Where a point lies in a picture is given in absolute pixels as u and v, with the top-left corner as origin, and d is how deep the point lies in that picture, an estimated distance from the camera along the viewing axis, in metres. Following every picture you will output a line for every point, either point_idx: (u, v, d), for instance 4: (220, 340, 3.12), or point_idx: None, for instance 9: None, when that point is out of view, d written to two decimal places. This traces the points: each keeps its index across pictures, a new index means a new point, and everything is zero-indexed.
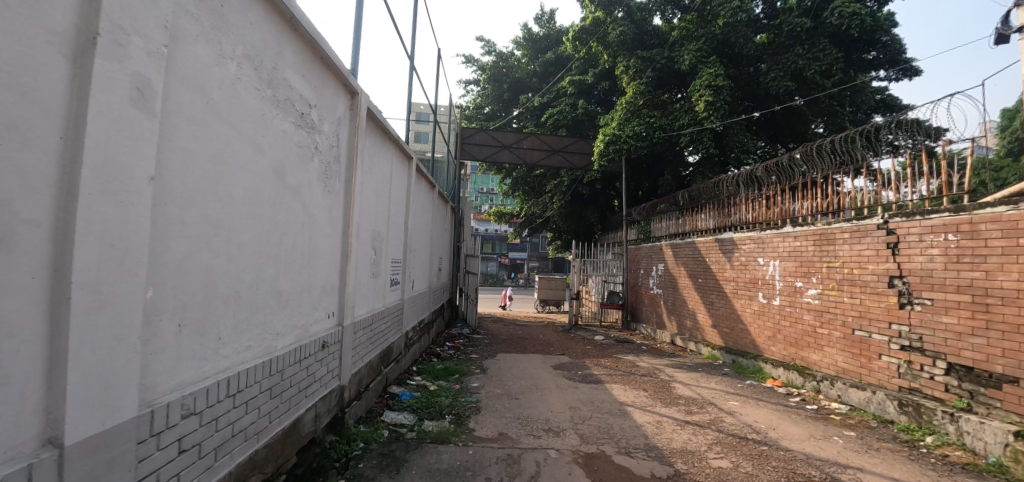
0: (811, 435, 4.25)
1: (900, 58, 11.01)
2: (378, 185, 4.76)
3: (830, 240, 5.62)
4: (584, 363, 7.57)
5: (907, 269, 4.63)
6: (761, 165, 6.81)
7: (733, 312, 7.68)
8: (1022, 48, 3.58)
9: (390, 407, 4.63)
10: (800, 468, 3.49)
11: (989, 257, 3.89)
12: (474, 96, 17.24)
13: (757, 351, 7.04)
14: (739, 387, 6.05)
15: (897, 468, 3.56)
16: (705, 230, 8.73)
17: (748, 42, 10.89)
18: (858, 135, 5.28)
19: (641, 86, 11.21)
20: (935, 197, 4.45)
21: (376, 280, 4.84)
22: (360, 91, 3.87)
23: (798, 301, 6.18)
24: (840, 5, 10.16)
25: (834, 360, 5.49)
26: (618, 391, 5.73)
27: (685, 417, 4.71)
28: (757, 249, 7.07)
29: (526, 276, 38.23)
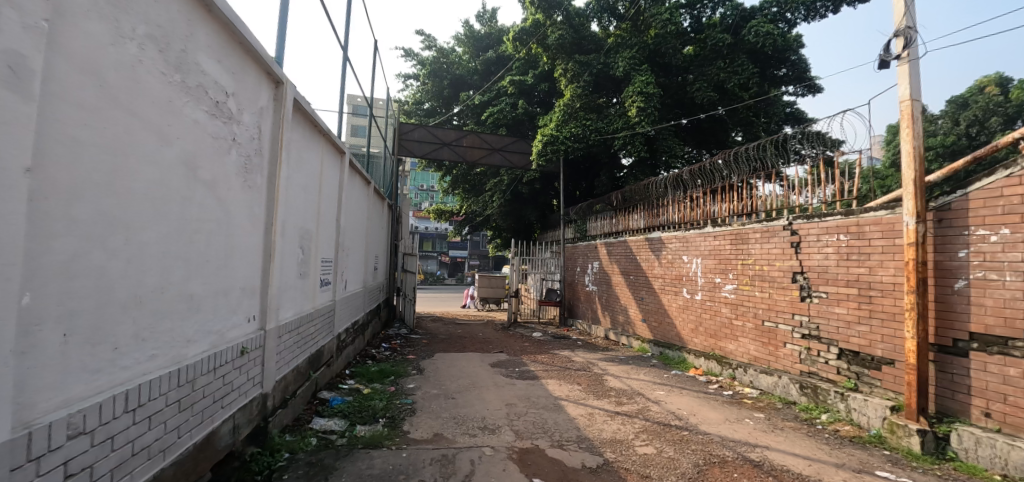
0: (726, 419, 4.60)
1: (806, 75, 12.03)
2: (306, 181, 4.52)
3: (744, 239, 6.10)
4: (522, 360, 7.68)
5: (807, 265, 5.14)
6: (687, 169, 7.21)
7: (660, 307, 8.13)
8: (900, 73, 4.09)
9: (319, 413, 4.43)
10: (716, 450, 3.76)
11: (873, 255, 4.42)
12: (414, 92, 16.92)
13: (681, 342, 7.50)
14: (665, 377, 6.43)
15: (798, 444, 3.93)
16: (636, 230, 9.15)
17: (676, 53, 11.63)
18: (770, 143, 5.75)
19: (578, 89, 11.52)
20: (831, 202, 4.99)
21: (304, 281, 4.59)
22: (286, 80, 3.66)
23: (717, 296, 6.66)
24: (756, 25, 11.10)
25: (748, 349, 5.98)
26: (554, 386, 5.87)
27: (615, 408, 4.93)
28: (682, 247, 7.53)
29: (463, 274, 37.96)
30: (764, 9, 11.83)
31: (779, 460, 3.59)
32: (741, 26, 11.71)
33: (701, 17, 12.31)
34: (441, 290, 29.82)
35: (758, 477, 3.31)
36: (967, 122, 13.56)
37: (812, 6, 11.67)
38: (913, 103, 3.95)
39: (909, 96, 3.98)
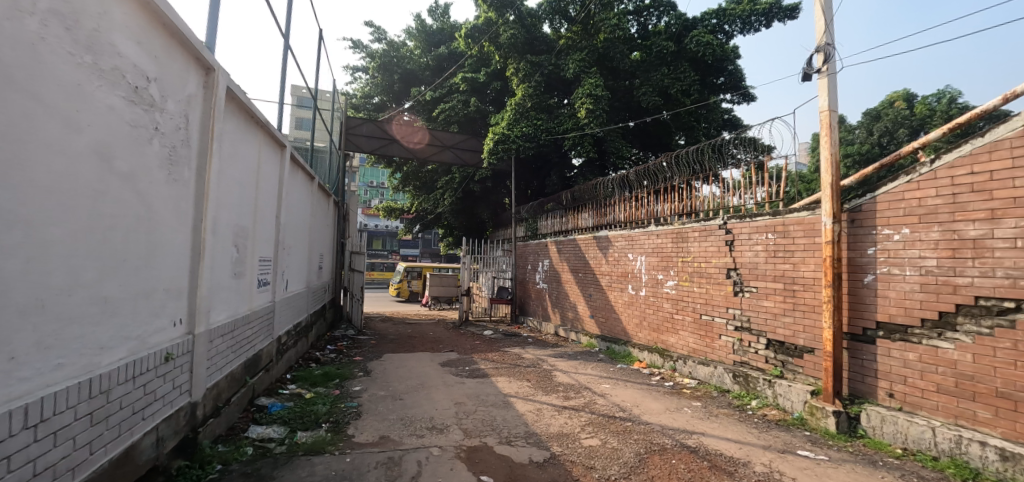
0: (667, 408, 4.82)
1: (741, 84, 12.76)
2: (242, 175, 4.27)
3: (684, 237, 6.40)
4: (473, 358, 7.66)
5: (740, 261, 5.47)
6: (633, 169, 7.46)
7: (607, 303, 8.37)
8: (821, 85, 4.42)
9: (256, 421, 4.20)
10: (656, 439, 3.93)
11: (796, 252, 4.77)
12: (363, 85, 16.41)
13: (627, 337, 7.77)
14: (611, 370, 6.64)
15: (730, 429, 4.19)
16: (585, 228, 9.37)
17: (623, 58, 11.83)
18: (709, 146, 6.02)
19: (529, 89, 11.62)
20: (764, 203, 5.33)
21: (239, 281, 4.33)
22: (218, 67, 3.42)
23: (659, 291, 6.96)
24: (697, 34, 11.69)
25: (687, 341, 6.29)
26: (503, 383, 5.90)
27: (562, 403, 5.03)
28: (627, 245, 7.79)
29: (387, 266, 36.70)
30: (705, 20, 12.47)
31: (713, 446, 3.80)
32: (684, 34, 12.35)
33: (647, 25, 12.83)
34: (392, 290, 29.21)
35: (694, 462, 3.49)
36: (879, 133, 14.91)
37: (748, 19, 12.42)
38: (831, 114, 4.30)
39: (827, 107, 4.33)
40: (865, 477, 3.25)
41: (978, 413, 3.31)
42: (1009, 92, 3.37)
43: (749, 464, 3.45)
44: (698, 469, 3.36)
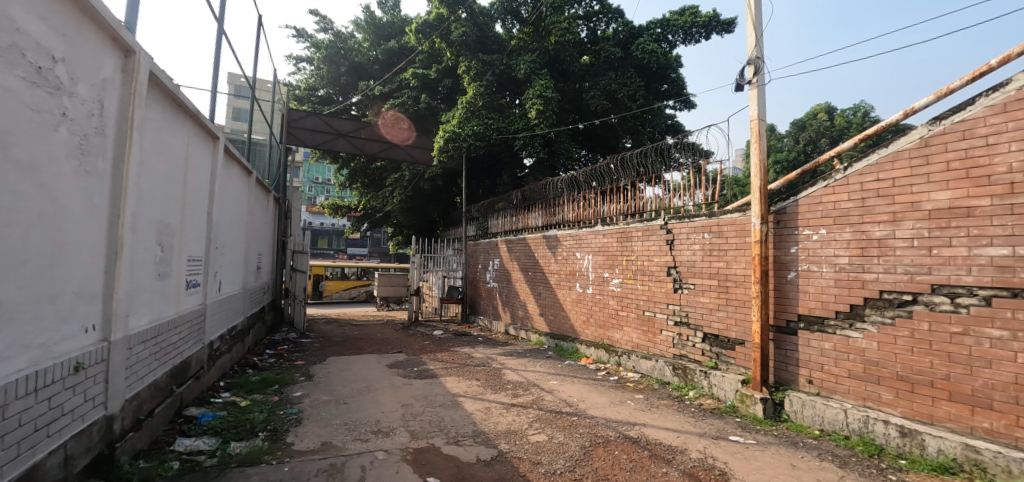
0: (611, 401, 4.99)
1: (682, 92, 13.21)
2: (167, 168, 3.95)
3: (629, 236, 6.64)
4: (421, 359, 7.53)
5: (679, 260, 5.75)
6: (582, 171, 7.61)
7: (556, 301, 8.51)
8: (752, 94, 4.73)
9: (183, 433, 3.91)
10: (600, 431, 4.05)
11: (729, 251, 5.08)
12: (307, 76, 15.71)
13: (575, 334, 7.94)
14: (559, 367, 6.77)
15: (668, 419, 4.40)
16: (535, 228, 9.48)
17: (573, 61, 12.42)
18: (653, 149, 6.21)
19: (480, 88, 11.53)
20: (706, 204, 5.57)
21: (163, 283, 4.01)
22: (139, 49, 3.15)
23: (605, 289, 7.17)
24: (643, 42, 12.21)
25: (631, 337, 6.52)
26: (452, 383, 5.84)
27: (511, 401, 5.06)
28: (575, 244, 7.96)
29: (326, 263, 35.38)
30: (650, 29, 12.99)
31: (653, 435, 3.98)
32: (631, 41, 12.85)
33: (596, 30, 13.15)
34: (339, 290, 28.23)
35: (635, 452, 3.63)
36: (805, 142, 16.02)
37: (690, 31, 13.06)
38: (760, 122, 4.61)
39: (757, 116, 4.64)
40: (787, 457, 3.53)
41: (883, 395, 3.67)
42: (909, 108, 3.78)
43: (685, 452, 3.64)
44: (639, 459, 3.50)
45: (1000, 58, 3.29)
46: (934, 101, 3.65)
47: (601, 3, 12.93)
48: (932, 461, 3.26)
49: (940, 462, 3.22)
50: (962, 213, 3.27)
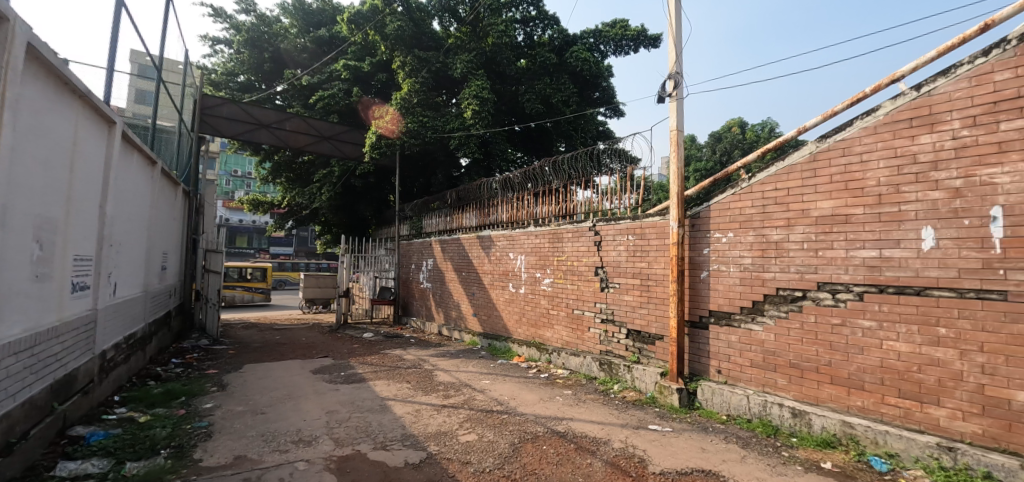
0: (541, 398, 5.11)
1: (613, 100, 13.85)
2: (48, 153, 3.48)
3: (560, 237, 6.84)
4: (349, 363, 7.23)
5: (606, 260, 6.01)
6: (518, 172, 7.68)
7: (489, 301, 8.56)
8: (672, 106, 5.06)
9: (67, 456, 3.46)
10: (530, 428, 4.14)
11: (650, 252, 5.40)
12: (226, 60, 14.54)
13: (507, 334, 8.03)
14: (492, 366, 6.82)
15: (594, 412, 4.59)
16: (468, 228, 9.46)
17: (510, 64, 12.41)
18: (586, 153, 6.36)
19: (415, 84, 11.26)
20: (633, 208, 5.84)
21: (43, 285, 3.53)
22: (15, 18, 2.76)
23: (537, 288, 7.32)
24: (576, 51, 12.69)
25: (561, 335, 6.72)
26: (381, 387, 5.68)
27: (442, 402, 5.02)
28: (509, 245, 8.05)
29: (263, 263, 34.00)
30: (583, 38, 13.48)
31: (579, 428, 4.13)
32: (565, 49, 13.28)
33: (532, 35, 13.38)
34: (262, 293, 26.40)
35: (562, 445, 3.76)
36: (721, 153, 17.51)
37: (620, 43, 13.70)
38: (678, 132, 4.96)
39: (676, 127, 4.98)
40: (699, 442, 3.82)
41: (778, 381, 4.09)
42: (802, 126, 4.25)
43: (608, 442, 3.82)
44: (566, 452, 3.63)
45: (874, 86, 3.79)
46: (822, 121, 4.13)
47: (537, 9, 13.18)
48: (817, 437, 3.69)
49: (823, 438, 3.66)
50: (841, 219, 3.74)
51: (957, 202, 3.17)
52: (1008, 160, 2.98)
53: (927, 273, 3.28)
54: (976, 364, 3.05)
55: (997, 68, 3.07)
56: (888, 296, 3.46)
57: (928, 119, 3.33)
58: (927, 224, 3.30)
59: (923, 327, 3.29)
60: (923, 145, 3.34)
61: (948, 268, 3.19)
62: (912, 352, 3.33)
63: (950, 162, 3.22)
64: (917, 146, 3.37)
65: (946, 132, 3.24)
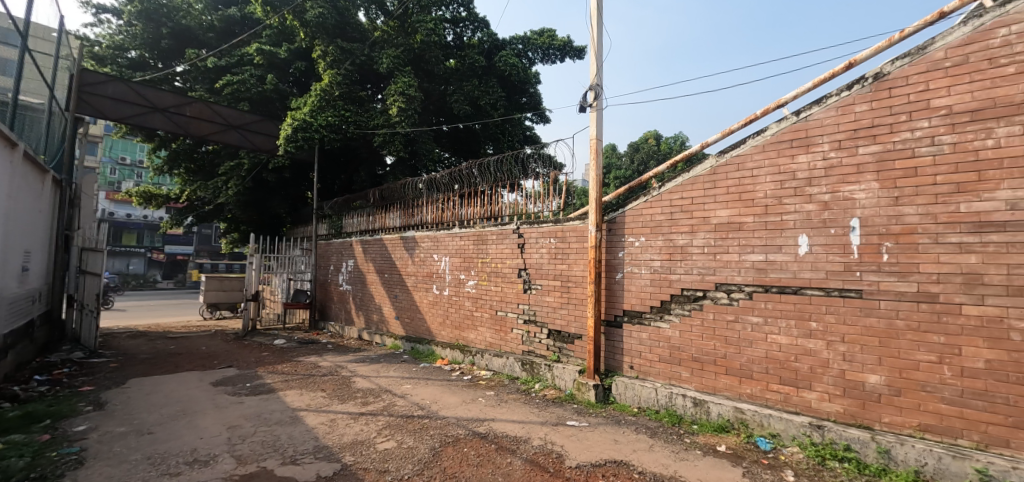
0: (463, 400, 5.10)
1: (540, 106, 14.06)
2: None
3: (484, 240, 6.87)
4: (256, 373, 6.70)
5: (529, 262, 6.15)
6: (445, 172, 7.60)
7: (412, 303, 8.38)
8: (593, 116, 5.31)
9: None
10: (450, 431, 4.12)
11: (571, 254, 5.62)
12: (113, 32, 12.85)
13: (431, 336, 7.92)
14: (414, 370, 6.70)
15: (515, 412, 4.68)
16: (392, 229, 9.19)
17: (438, 63, 12.24)
18: (512, 157, 6.46)
19: (337, 76, 10.73)
20: (555, 213, 6.02)
21: None
22: None
23: (461, 290, 7.30)
24: (505, 55, 12.78)
25: (485, 336, 6.77)
26: (293, 397, 5.32)
27: (359, 410, 4.82)
28: (433, 246, 7.93)
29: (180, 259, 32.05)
30: (512, 44, 13.67)
31: (500, 429, 4.19)
32: (495, 52, 13.37)
33: (462, 36, 13.35)
34: (155, 297, 23.66)
35: (483, 446, 3.79)
36: (639, 163, 18.64)
37: (547, 51, 14.09)
38: (597, 141, 5.21)
39: (596, 136, 5.23)
40: (612, 434, 4.04)
41: (682, 373, 4.44)
42: (705, 141, 4.66)
43: (528, 440, 3.92)
44: (486, 452, 3.66)
45: (763, 109, 4.26)
46: (721, 137, 4.56)
47: (467, 11, 13.14)
48: (714, 423, 4.07)
49: (719, 423, 4.04)
50: (736, 226, 4.15)
51: (826, 214, 3.66)
52: (865, 179, 3.51)
53: (803, 274, 3.75)
54: (839, 353, 3.55)
55: (858, 101, 3.58)
56: (773, 295, 3.90)
57: (804, 141, 3.82)
58: (803, 232, 3.77)
59: (799, 322, 3.75)
60: (800, 164, 3.82)
61: (819, 270, 3.67)
62: (790, 344, 3.78)
63: (821, 179, 3.71)
64: (796, 164, 3.85)
65: (818, 153, 3.74)
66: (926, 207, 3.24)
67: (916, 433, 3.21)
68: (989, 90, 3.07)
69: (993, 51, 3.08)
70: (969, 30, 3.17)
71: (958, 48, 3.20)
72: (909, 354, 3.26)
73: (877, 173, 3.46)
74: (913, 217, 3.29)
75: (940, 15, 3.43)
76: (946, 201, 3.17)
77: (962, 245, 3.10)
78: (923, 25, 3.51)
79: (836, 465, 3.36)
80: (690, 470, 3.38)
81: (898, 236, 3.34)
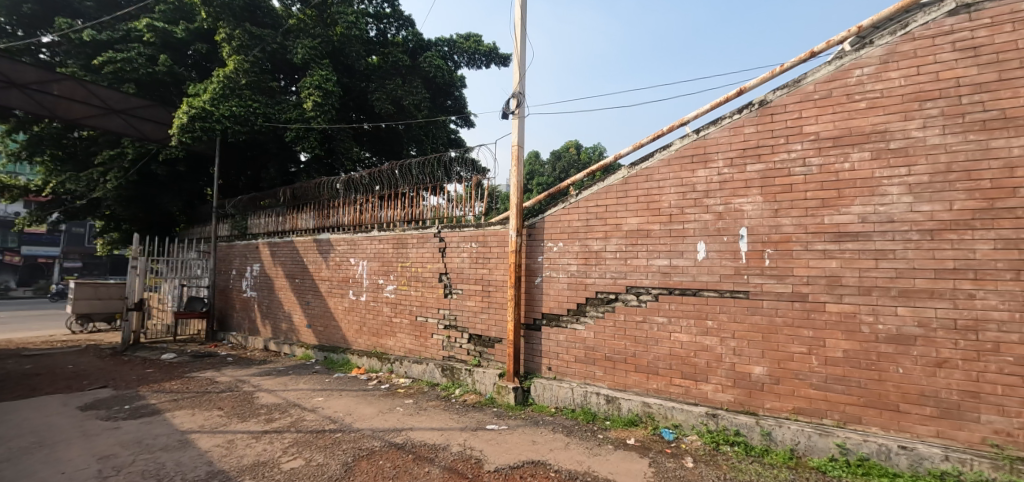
0: (380, 411, 4.91)
1: (464, 110, 14.07)
2: None
3: (404, 243, 6.70)
4: (138, 393, 5.92)
5: (450, 266, 6.10)
6: (365, 172, 7.32)
7: (326, 310, 7.91)
8: (515, 123, 5.42)
9: None
10: (365, 444, 3.96)
11: (491, 258, 5.67)
12: None
13: (346, 345, 7.55)
14: (327, 382, 6.34)
15: (435, 419, 4.60)
16: (304, 230, 8.64)
17: (359, 58, 11.74)
18: (436, 160, 6.37)
19: (244, 64, 9.88)
20: (478, 217, 6.03)
21: None
22: None
23: (379, 296, 7.03)
24: (429, 57, 12.58)
25: (404, 343, 6.60)
26: (182, 419, 4.78)
27: (263, 427, 4.46)
28: (349, 250, 7.57)
29: (46, 259, 28.01)
30: (437, 45, 13.52)
31: (417, 438, 4.10)
32: (419, 52, 13.14)
33: (386, 32, 12.97)
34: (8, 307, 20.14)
35: (399, 458, 3.68)
36: (560, 171, 19.30)
37: (473, 56, 14.11)
38: (518, 148, 5.31)
39: (517, 143, 5.34)
40: (530, 435, 4.13)
41: (596, 372, 4.66)
42: (618, 153, 4.94)
43: (447, 447, 3.88)
44: (402, 463, 3.56)
45: (669, 126, 4.62)
46: (633, 150, 4.86)
47: (391, 7, 12.81)
48: (624, 418, 4.31)
49: (628, 418, 4.29)
50: (644, 233, 4.45)
51: (720, 223, 4.06)
52: (751, 194, 3.94)
53: (701, 277, 4.12)
54: (730, 348, 3.93)
55: (747, 123, 4.01)
56: (676, 297, 4.23)
57: (703, 157, 4.20)
58: (701, 239, 4.13)
59: (697, 320, 4.10)
60: (700, 178, 4.20)
61: (714, 273, 4.05)
62: (691, 341, 4.12)
63: (716, 192, 4.10)
64: (696, 177, 4.22)
65: (714, 168, 4.13)
66: (800, 219, 3.71)
67: (791, 415, 3.65)
68: (848, 121, 3.60)
69: (850, 88, 3.61)
70: (833, 69, 3.69)
71: (825, 83, 3.71)
72: (786, 347, 3.70)
73: (761, 188, 3.90)
74: (789, 227, 3.75)
75: (810, 54, 3.96)
76: (815, 214, 3.65)
77: (826, 252, 3.60)
78: (798, 61, 4.02)
79: (728, 449, 3.71)
80: (603, 464, 3.55)
81: (777, 243, 3.79)
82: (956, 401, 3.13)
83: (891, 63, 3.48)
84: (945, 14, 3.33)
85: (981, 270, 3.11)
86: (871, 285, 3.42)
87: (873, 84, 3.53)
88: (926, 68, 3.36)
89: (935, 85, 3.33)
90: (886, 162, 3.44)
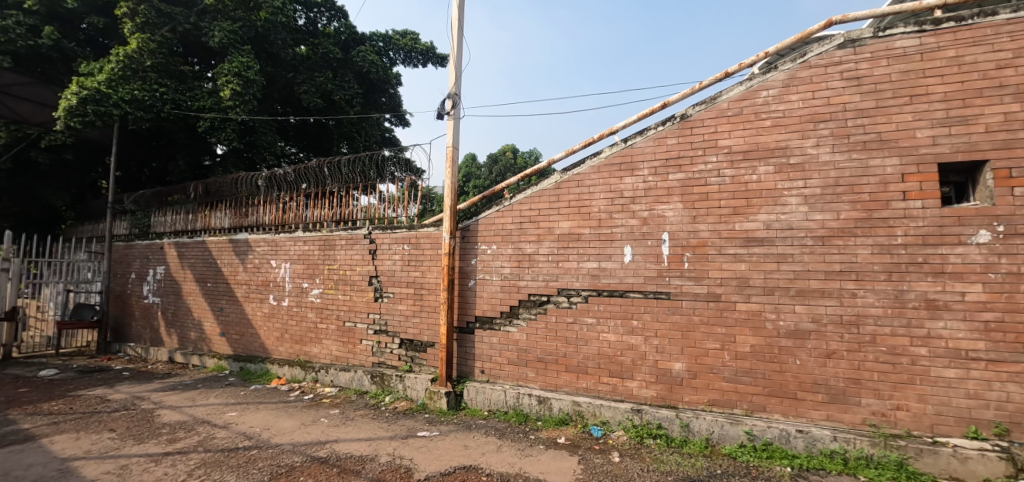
0: (301, 423, 4.63)
1: (399, 108, 13.67)
2: None
3: (332, 245, 6.39)
4: (6, 417, 5.13)
5: (381, 269, 5.89)
6: (290, 169, 6.91)
7: (243, 317, 7.33)
8: (450, 123, 5.36)
9: None
10: (284, 460, 3.71)
11: (424, 261, 5.56)
12: None
13: (265, 354, 7.05)
14: (242, 395, 5.88)
15: (362, 429, 4.42)
16: (218, 230, 7.96)
17: (285, 47, 11.04)
18: (369, 159, 6.16)
19: (149, 44, 8.89)
20: (410, 219, 5.89)
21: None
22: None
23: (303, 301, 6.63)
24: (362, 51, 12.09)
25: (330, 350, 6.28)
26: (63, 445, 4.19)
27: (165, 449, 4.04)
28: (271, 251, 7.07)
29: None
30: (372, 39, 13.05)
31: (343, 450, 3.91)
32: (352, 46, 12.59)
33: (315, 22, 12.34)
34: None
35: (323, 472, 3.49)
36: (497, 174, 19.42)
37: (409, 54, 13.79)
38: (453, 150, 5.26)
39: (452, 144, 5.28)
40: (462, 440, 4.09)
41: (528, 374, 4.72)
42: (551, 158, 5.05)
43: (374, 458, 3.74)
44: (326, 478, 3.39)
45: (599, 134, 4.79)
46: (565, 155, 4.99)
47: None
48: (555, 418, 4.40)
49: (559, 417, 4.39)
50: (575, 237, 4.58)
51: (645, 228, 4.28)
52: (673, 201, 4.19)
53: (626, 279, 4.31)
54: (653, 346, 4.15)
55: (669, 135, 4.26)
56: (604, 298, 4.39)
57: (630, 164, 4.40)
58: (627, 243, 4.33)
59: (624, 320, 4.29)
60: (626, 184, 4.40)
61: (639, 275, 4.26)
62: (617, 341, 4.30)
63: (641, 198, 4.32)
64: (623, 184, 4.42)
65: (640, 176, 4.35)
66: (714, 225, 4.01)
67: (706, 407, 3.92)
68: (755, 137, 3.95)
69: (758, 107, 3.95)
70: (744, 89, 4.02)
71: (737, 101, 4.03)
72: (702, 343, 3.97)
73: (681, 196, 4.16)
74: (705, 232, 4.04)
75: (725, 74, 4.29)
76: (727, 221, 3.97)
77: (736, 256, 3.91)
78: (715, 80, 4.35)
79: (651, 442, 3.91)
80: (533, 465, 3.60)
81: (695, 248, 4.06)
82: (842, 388, 3.53)
83: (791, 87, 3.86)
84: (835, 46, 3.75)
85: (861, 272, 3.54)
86: (774, 285, 3.76)
87: (777, 105, 3.90)
88: (820, 93, 3.77)
89: (827, 109, 3.74)
90: (786, 176, 3.81)
